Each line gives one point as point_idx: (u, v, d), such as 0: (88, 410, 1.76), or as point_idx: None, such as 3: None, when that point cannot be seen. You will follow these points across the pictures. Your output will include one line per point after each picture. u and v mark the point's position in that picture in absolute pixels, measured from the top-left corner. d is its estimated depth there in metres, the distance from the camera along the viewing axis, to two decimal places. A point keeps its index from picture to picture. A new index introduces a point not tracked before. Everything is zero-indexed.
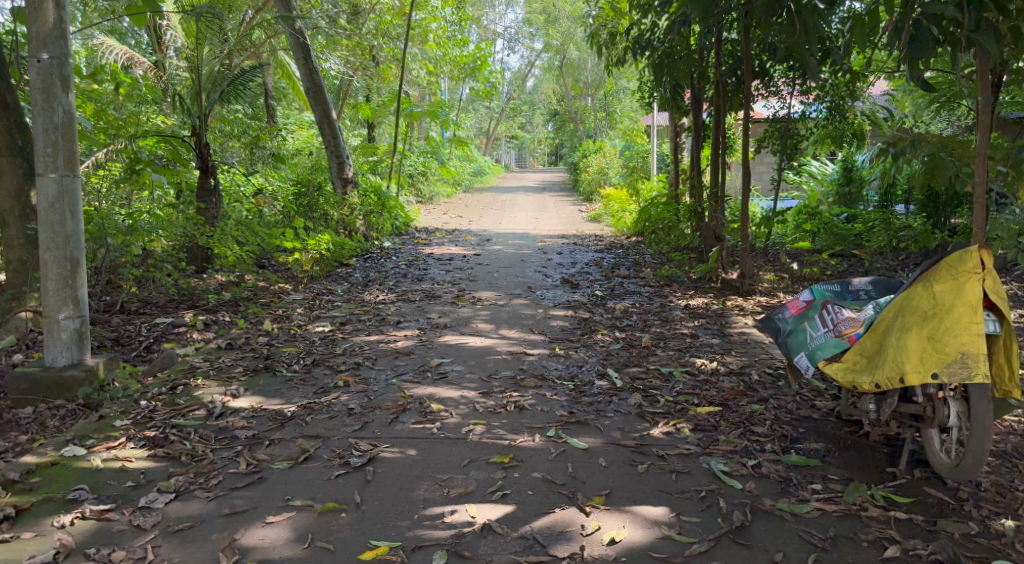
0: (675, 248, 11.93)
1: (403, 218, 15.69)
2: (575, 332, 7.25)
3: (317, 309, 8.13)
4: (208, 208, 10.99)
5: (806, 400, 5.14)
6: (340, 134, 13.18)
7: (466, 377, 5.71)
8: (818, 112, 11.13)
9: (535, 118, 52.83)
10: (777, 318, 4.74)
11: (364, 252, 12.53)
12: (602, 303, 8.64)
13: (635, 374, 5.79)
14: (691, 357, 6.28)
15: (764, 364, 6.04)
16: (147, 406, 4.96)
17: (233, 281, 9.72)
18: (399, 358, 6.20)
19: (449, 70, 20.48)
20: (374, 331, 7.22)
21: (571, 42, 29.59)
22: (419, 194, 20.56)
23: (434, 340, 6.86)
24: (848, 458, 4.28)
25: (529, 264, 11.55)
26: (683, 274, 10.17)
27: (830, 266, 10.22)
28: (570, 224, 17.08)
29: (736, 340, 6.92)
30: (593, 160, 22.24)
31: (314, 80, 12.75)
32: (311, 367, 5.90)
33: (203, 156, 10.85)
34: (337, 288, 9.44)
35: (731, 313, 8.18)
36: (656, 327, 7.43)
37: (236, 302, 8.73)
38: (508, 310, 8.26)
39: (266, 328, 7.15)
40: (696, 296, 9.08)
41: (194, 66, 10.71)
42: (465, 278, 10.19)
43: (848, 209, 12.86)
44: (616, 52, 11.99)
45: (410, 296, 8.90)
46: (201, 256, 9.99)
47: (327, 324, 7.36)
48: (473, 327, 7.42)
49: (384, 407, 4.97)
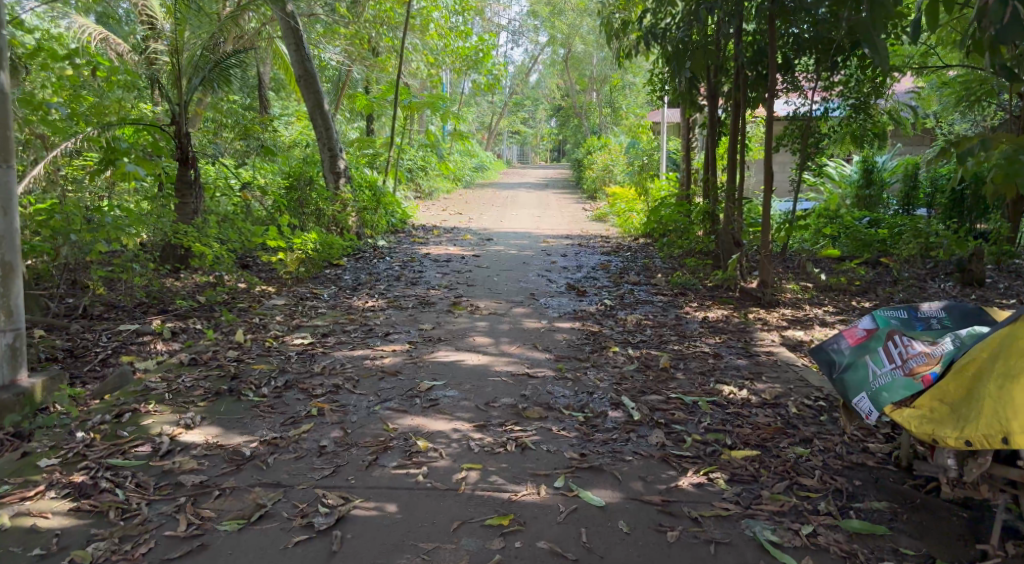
0: (687, 253, 11.16)
1: (399, 215, 14.91)
2: (583, 349, 6.50)
3: (297, 318, 7.36)
4: (188, 202, 10.17)
5: (857, 442, 4.41)
6: (332, 125, 12.37)
7: (461, 405, 4.96)
8: (839, 110, 10.36)
9: (538, 113, 51.97)
10: (830, 350, 4.11)
11: (357, 252, 11.74)
12: (611, 315, 7.89)
13: (654, 403, 5.04)
14: (717, 382, 5.52)
15: (801, 394, 5.31)
16: (82, 439, 4.22)
17: (210, 283, 8.95)
18: (385, 380, 5.44)
19: (451, 61, 19.67)
20: (359, 344, 6.45)
21: (576, 37, 28.66)
22: (418, 189, 19.72)
23: (425, 357, 6.12)
24: (912, 528, 3.67)
25: (531, 267, 10.79)
26: (699, 282, 9.41)
27: (858, 276, 9.47)
28: (574, 223, 16.28)
29: (764, 362, 6.16)
30: (598, 158, 21.43)
31: (305, 66, 11.99)
32: (284, 389, 5.15)
33: (182, 146, 10.13)
34: (323, 292, 8.68)
35: (754, 328, 7.43)
36: (674, 344, 6.69)
37: (212, 307, 7.97)
38: (508, 321, 7.52)
39: (237, 339, 6.39)
40: (715, 307, 8.34)
41: (176, 49, 9.98)
42: (463, 283, 9.44)
43: (870, 213, 12.10)
44: (628, 43, 11.21)
45: (402, 303, 8.15)
46: (179, 252, 9.28)
47: (306, 336, 6.59)
48: (470, 342, 6.68)
49: (362, 444, 4.24)
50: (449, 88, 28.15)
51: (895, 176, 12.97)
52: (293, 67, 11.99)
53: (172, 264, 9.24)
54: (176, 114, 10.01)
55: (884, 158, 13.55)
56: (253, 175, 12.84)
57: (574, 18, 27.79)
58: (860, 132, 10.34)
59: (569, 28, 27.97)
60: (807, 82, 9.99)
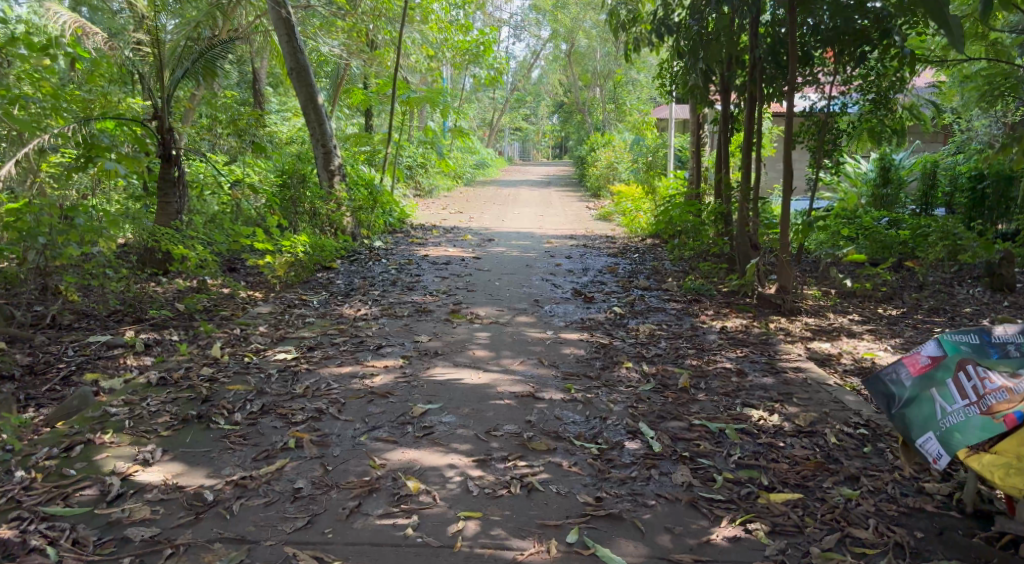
0: (699, 255, 10.60)
1: (398, 213, 14.35)
2: (593, 365, 5.95)
3: (283, 328, 6.78)
4: (170, 202, 9.58)
5: (905, 482, 4.02)
6: (326, 119, 11.74)
7: (458, 435, 4.43)
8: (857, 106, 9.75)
9: (541, 110, 51.22)
10: (891, 382, 4.13)
11: (351, 254, 11.20)
12: (621, 324, 7.33)
13: (676, 431, 4.50)
14: (744, 405, 4.97)
15: (837, 418, 4.84)
16: (21, 480, 3.93)
17: (192, 289, 8.38)
18: (374, 402, 4.88)
19: (451, 55, 19.04)
20: (349, 358, 5.91)
21: (578, 32, 27.98)
22: (418, 186, 19.26)
23: (420, 375, 5.57)
24: None
25: (534, 270, 10.24)
26: (713, 288, 8.87)
27: (884, 282, 8.92)
28: (579, 222, 15.73)
29: (793, 381, 5.60)
30: (601, 156, 20.84)
31: (297, 59, 11.41)
32: (260, 415, 4.62)
33: (166, 143, 9.54)
34: (312, 299, 8.13)
35: (777, 339, 6.88)
36: (692, 358, 6.17)
37: (192, 316, 7.40)
38: (511, 331, 7.00)
39: (213, 353, 5.84)
40: (733, 315, 7.78)
41: (156, 39, 9.48)
42: (463, 287, 8.90)
43: (890, 212, 11.53)
44: (636, 34, 10.65)
45: (397, 311, 7.61)
46: (159, 256, 8.78)
47: (290, 349, 6.02)
48: (471, 355, 6.16)
49: (348, 487, 3.94)
50: (450, 82, 27.48)
51: (913, 174, 12.38)
52: (286, 59, 11.41)
53: (151, 269, 8.71)
54: (158, 107, 9.48)
55: (902, 155, 12.94)
56: (243, 172, 12.23)
57: (577, 12, 27.18)
58: (878, 129, 9.59)
59: (572, 22, 27.32)
60: (826, 77, 9.31)
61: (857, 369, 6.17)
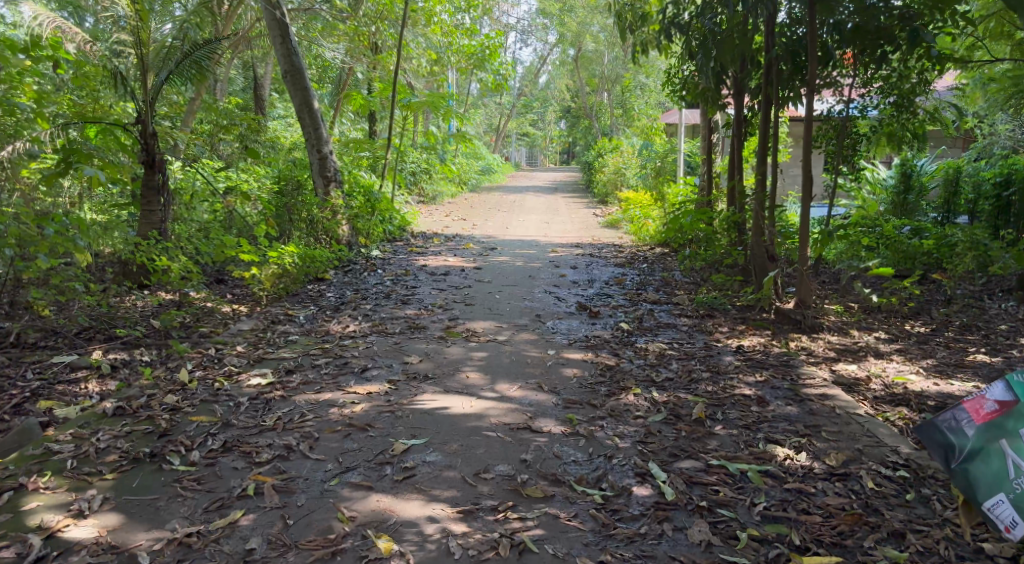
0: (711, 265, 10.07)
1: (398, 221, 13.86)
2: (598, 391, 5.40)
3: (262, 348, 6.26)
4: (154, 211, 8.93)
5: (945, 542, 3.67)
6: (321, 124, 11.18)
7: (450, 478, 4.05)
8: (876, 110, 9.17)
9: (547, 115, 50.70)
10: (951, 431, 3.67)
11: (347, 263, 10.69)
12: (628, 342, 6.79)
13: (691, 473, 4.10)
14: (767, 439, 4.50)
15: (871, 455, 4.38)
16: None
17: (172, 303, 7.85)
18: (352, 436, 4.39)
19: (456, 59, 18.50)
20: (333, 381, 5.43)
21: (585, 36, 27.48)
22: (421, 193, 18.84)
23: (411, 400, 5.12)
24: None
25: (538, 281, 9.73)
26: (728, 301, 8.31)
27: (911, 296, 8.40)
28: (585, 230, 15.24)
29: (820, 411, 5.12)
30: (609, 161, 20.31)
31: (291, 61, 10.85)
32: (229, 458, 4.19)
33: (149, 148, 8.92)
34: (298, 313, 7.59)
35: (798, 361, 6.38)
36: (707, 380, 5.69)
37: (168, 333, 6.85)
38: (510, 349, 6.50)
39: (180, 378, 5.29)
40: (750, 332, 7.27)
41: (141, 41, 8.94)
42: (461, 301, 8.39)
43: (912, 221, 10.99)
44: (647, 35, 10.09)
45: (388, 327, 7.08)
46: (136, 270, 8.26)
47: (266, 373, 5.48)
48: (467, 377, 5.69)
49: (321, 547, 3.62)
50: (455, 87, 26.92)
51: (935, 180, 11.84)
52: (279, 61, 10.85)
53: (129, 284, 8.20)
54: (140, 111, 8.82)
55: (924, 160, 12.40)
56: (237, 179, 11.71)
57: (584, 16, 26.65)
58: (899, 134, 9.02)
59: (579, 26, 26.81)
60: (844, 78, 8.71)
61: (887, 395, 5.67)
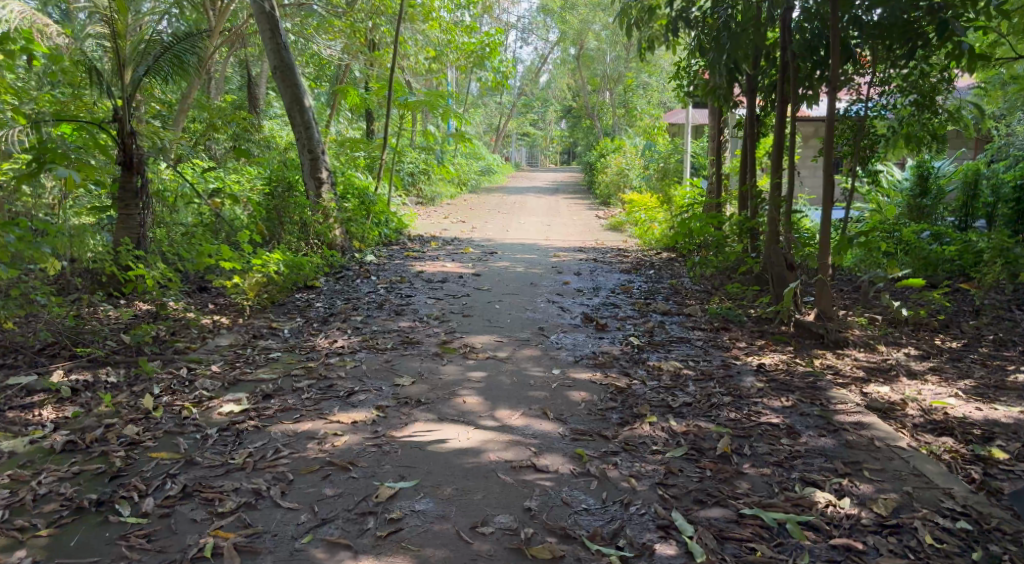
0: (722, 271, 9.53)
1: (394, 224, 13.33)
2: (609, 419, 4.88)
3: (239, 367, 5.70)
4: (132, 215, 8.24)
5: None
6: (312, 122, 10.56)
7: (450, 536, 3.70)
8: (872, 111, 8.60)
9: (547, 116, 50.18)
10: None
11: (338, 270, 10.12)
12: (640, 360, 6.24)
13: (721, 526, 3.78)
14: (801, 474, 4.13)
15: (928, 488, 4.03)
16: None
17: (149, 315, 7.28)
18: (331, 478, 4.02)
19: (455, 58, 17.92)
20: (316, 406, 4.90)
21: (587, 34, 26.91)
22: (418, 194, 18.34)
23: (402, 428, 4.62)
24: None
25: (540, 289, 9.20)
26: (744, 312, 7.78)
27: (938, 307, 7.88)
28: (588, 233, 14.75)
29: (857, 444, 4.61)
30: (611, 162, 19.75)
31: (281, 56, 10.23)
32: (200, 510, 3.81)
33: (126, 148, 8.17)
34: (283, 326, 7.04)
35: (826, 384, 5.83)
36: (728, 404, 5.18)
37: (140, 350, 6.25)
38: (512, 367, 5.98)
39: (144, 406, 4.73)
40: (769, 348, 6.74)
41: (117, 33, 8.26)
42: (458, 311, 7.86)
43: (932, 226, 10.45)
44: (654, 31, 9.59)
45: (378, 343, 6.53)
46: (110, 279, 7.71)
47: (240, 399, 4.94)
48: (462, 402, 5.14)
49: None
50: (455, 86, 26.31)
51: (953, 182, 11.29)
52: (268, 56, 10.23)
53: (104, 292, 7.67)
54: (117, 109, 8.08)
55: (941, 163, 11.87)
56: (224, 179, 11.14)
57: (586, 14, 26.13)
58: (916, 134, 8.40)
59: (580, 24, 26.28)
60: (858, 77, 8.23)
61: (928, 422, 5.13)
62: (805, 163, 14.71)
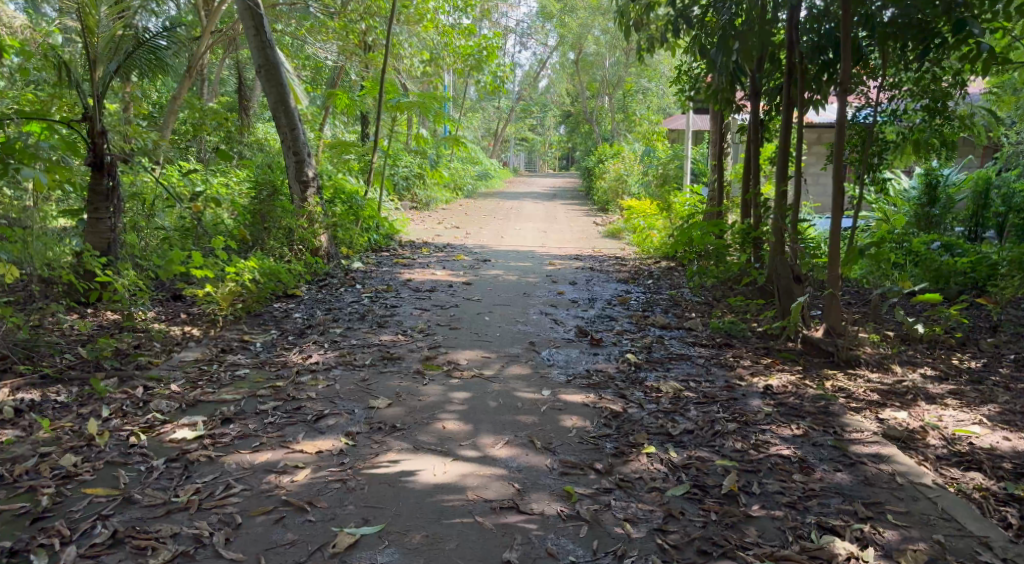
0: (723, 283, 9.04)
1: (385, 229, 12.85)
2: (603, 449, 4.44)
3: (200, 387, 5.20)
4: (102, 219, 7.58)
5: None
6: (298, 122, 9.92)
7: None
8: (868, 117, 8.11)
9: (546, 121, 49.66)
10: None
11: (322, 278, 9.63)
12: (637, 380, 5.78)
13: None
14: (816, 518, 3.86)
15: (966, 537, 3.78)
16: None
17: (114, 327, 6.74)
18: (285, 522, 3.77)
19: (451, 62, 17.42)
20: (281, 432, 4.48)
21: (587, 39, 26.39)
22: (413, 199, 17.87)
23: (375, 456, 4.27)
24: None
25: (533, 300, 8.73)
26: (747, 327, 7.33)
27: (955, 325, 7.43)
28: (585, 240, 14.28)
29: (877, 480, 4.19)
30: (610, 168, 19.27)
31: (266, 54, 9.62)
32: (128, 561, 3.56)
33: (96, 149, 7.50)
34: (256, 339, 6.57)
35: (839, 409, 5.39)
36: (733, 430, 4.74)
37: (98, 365, 5.73)
38: (499, 386, 5.53)
39: (88, 432, 4.30)
40: (776, 367, 6.29)
41: (88, 27, 7.61)
42: (444, 324, 7.39)
43: (942, 236, 9.96)
44: (654, 32, 9.11)
45: (356, 358, 6.07)
46: (77, 289, 7.07)
47: (195, 423, 4.49)
48: (442, 427, 4.69)
49: None
50: (452, 89, 25.81)
51: (963, 192, 10.77)
52: (252, 54, 9.61)
53: (67, 302, 7.04)
54: (87, 106, 7.43)
55: (952, 171, 11.39)
56: (205, 182, 10.61)
57: (585, 18, 25.60)
58: (926, 141, 7.87)
59: (580, 28, 25.77)
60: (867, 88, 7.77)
61: (951, 454, 4.70)
62: (808, 171, 14.27)
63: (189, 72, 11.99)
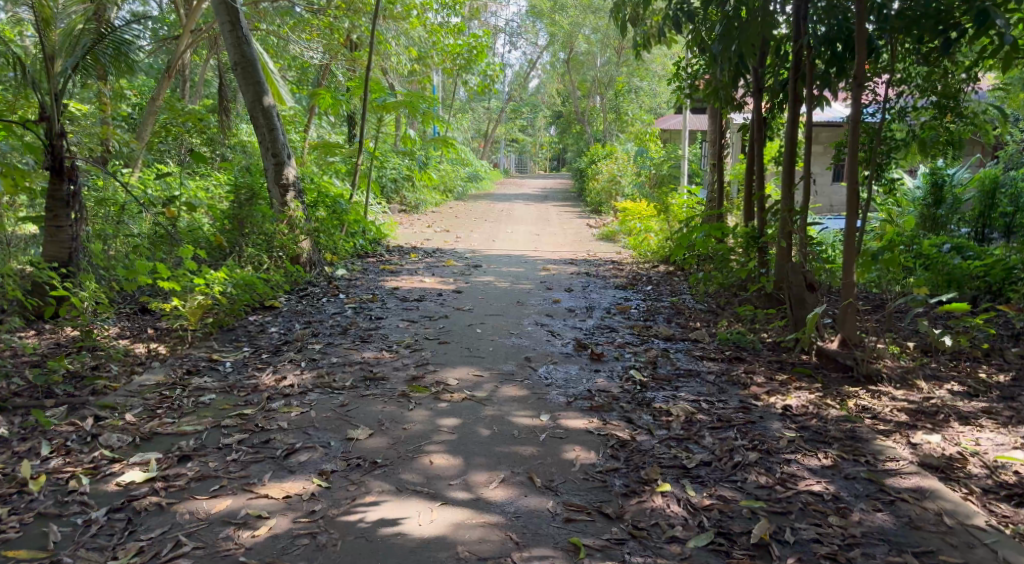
0: (728, 288, 8.50)
1: (372, 234, 12.27)
2: (611, 487, 4.00)
3: (157, 416, 4.67)
4: (62, 226, 6.84)
5: None
6: (277, 123, 9.31)
7: None
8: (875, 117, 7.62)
9: (537, 121, 49.00)
10: None
11: (303, 287, 9.05)
12: (644, 400, 5.28)
13: None
14: None
15: None
16: None
17: (68, 345, 6.17)
18: None
19: (439, 62, 16.82)
20: (251, 473, 4.02)
21: (577, 37, 25.72)
22: (401, 202, 17.30)
23: (357, 503, 3.83)
24: None
25: (528, 309, 8.19)
26: (758, 338, 6.82)
27: (980, 333, 6.91)
28: (579, 243, 13.73)
29: (923, 524, 3.76)
30: (603, 169, 18.69)
31: (241, 51, 9.01)
32: None
33: (55, 152, 6.82)
34: (226, 357, 6.04)
35: (866, 432, 4.91)
36: (752, 460, 4.26)
37: (49, 392, 5.21)
38: (493, 410, 5.03)
39: (20, 475, 3.94)
40: (794, 383, 5.79)
41: (44, 20, 7.03)
42: (432, 337, 6.86)
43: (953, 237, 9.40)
44: (649, 28, 8.54)
45: (335, 379, 5.55)
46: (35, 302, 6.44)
47: (149, 461, 4.08)
48: (429, 459, 4.21)
49: None
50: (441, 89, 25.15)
51: (970, 191, 10.21)
52: (227, 50, 9.01)
53: (21, 315, 6.45)
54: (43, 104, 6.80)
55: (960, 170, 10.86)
56: (178, 187, 10.00)
57: (576, 16, 24.91)
58: (933, 141, 7.36)
59: (570, 26, 25.10)
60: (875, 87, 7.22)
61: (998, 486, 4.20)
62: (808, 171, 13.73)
63: (168, 72, 11.39)
